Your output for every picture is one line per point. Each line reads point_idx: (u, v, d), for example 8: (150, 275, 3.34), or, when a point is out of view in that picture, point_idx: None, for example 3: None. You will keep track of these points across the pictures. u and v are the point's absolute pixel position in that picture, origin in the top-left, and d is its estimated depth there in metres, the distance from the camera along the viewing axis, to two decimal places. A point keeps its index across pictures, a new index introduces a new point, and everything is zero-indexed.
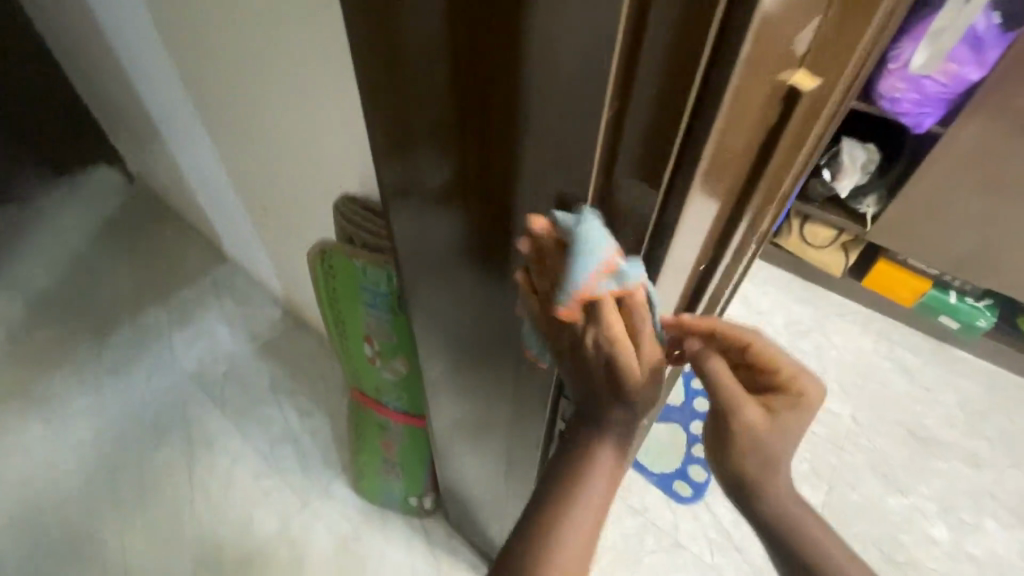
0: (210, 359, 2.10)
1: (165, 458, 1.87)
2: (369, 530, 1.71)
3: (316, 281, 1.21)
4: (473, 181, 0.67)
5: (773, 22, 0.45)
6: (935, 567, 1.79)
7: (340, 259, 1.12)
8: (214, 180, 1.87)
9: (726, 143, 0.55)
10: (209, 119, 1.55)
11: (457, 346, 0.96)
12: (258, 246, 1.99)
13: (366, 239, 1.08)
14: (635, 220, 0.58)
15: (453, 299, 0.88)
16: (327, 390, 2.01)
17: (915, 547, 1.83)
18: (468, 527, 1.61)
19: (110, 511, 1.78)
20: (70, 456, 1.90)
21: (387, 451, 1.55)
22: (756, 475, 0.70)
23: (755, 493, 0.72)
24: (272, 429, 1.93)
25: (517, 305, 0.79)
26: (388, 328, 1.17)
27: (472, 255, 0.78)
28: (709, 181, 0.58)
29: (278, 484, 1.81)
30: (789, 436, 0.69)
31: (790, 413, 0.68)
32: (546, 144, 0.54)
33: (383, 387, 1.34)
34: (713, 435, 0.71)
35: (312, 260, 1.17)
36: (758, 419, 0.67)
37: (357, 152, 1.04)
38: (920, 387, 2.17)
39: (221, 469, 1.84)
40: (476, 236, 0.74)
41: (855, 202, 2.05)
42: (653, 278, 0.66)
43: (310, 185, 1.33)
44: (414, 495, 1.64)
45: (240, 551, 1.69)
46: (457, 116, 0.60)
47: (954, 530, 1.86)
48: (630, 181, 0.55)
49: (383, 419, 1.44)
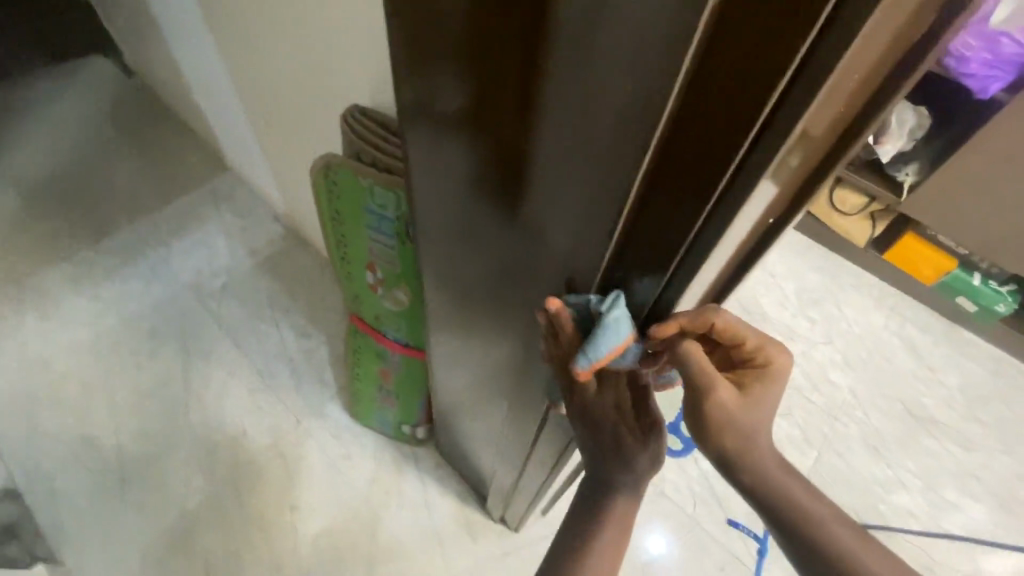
0: (207, 272, 2.05)
1: (162, 365, 1.87)
2: (361, 452, 1.73)
3: (318, 198, 1.12)
4: (500, 121, 0.58)
5: (883, 28, 0.37)
6: (909, 538, 1.83)
7: (346, 176, 1.02)
8: (213, 80, 1.73)
9: (814, 124, 0.44)
10: (208, 8, 1.40)
11: (460, 296, 0.93)
12: (259, 157, 1.89)
13: (377, 156, 0.99)
14: (669, 234, 0.53)
15: (462, 252, 0.83)
16: (326, 313, 1.97)
17: (891, 518, 1.86)
18: (458, 460, 1.62)
19: (106, 411, 1.79)
20: (66, 354, 1.89)
21: (384, 379, 1.52)
22: (737, 448, 0.72)
23: (738, 464, 0.73)
24: (268, 347, 1.91)
25: (527, 273, 0.74)
26: (394, 256, 1.10)
27: (485, 213, 0.72)
28: (780, 174, 0.48)
29: (272, 400, 1.81)
30: (759, 407, 0.71)
31: (757, 383, 0.70)
32: (595, 90, 0.45)
33: (384, 316, 1.29)
34: (690, 425, 0.73)
35: (316, 174, 1.07)
36: (731, 398, 0.69)
37: (367, 57, 0.92)
38: (925, 365, 2.13)
39: (217, 381, 1.84)
40: (492, 193, 0.68)
41: (894, 168, 1.93)
42: (677, 296, 0.60)
43: (315, 93, 1.22)
44: (407, 424, 1.64)
45: (233, 461, 1.71)
46: (488, 53, 0.53)
47: (932, 505, 1.88)
48: (672, 184, 0.48)
49: (382, 347, 1.41)
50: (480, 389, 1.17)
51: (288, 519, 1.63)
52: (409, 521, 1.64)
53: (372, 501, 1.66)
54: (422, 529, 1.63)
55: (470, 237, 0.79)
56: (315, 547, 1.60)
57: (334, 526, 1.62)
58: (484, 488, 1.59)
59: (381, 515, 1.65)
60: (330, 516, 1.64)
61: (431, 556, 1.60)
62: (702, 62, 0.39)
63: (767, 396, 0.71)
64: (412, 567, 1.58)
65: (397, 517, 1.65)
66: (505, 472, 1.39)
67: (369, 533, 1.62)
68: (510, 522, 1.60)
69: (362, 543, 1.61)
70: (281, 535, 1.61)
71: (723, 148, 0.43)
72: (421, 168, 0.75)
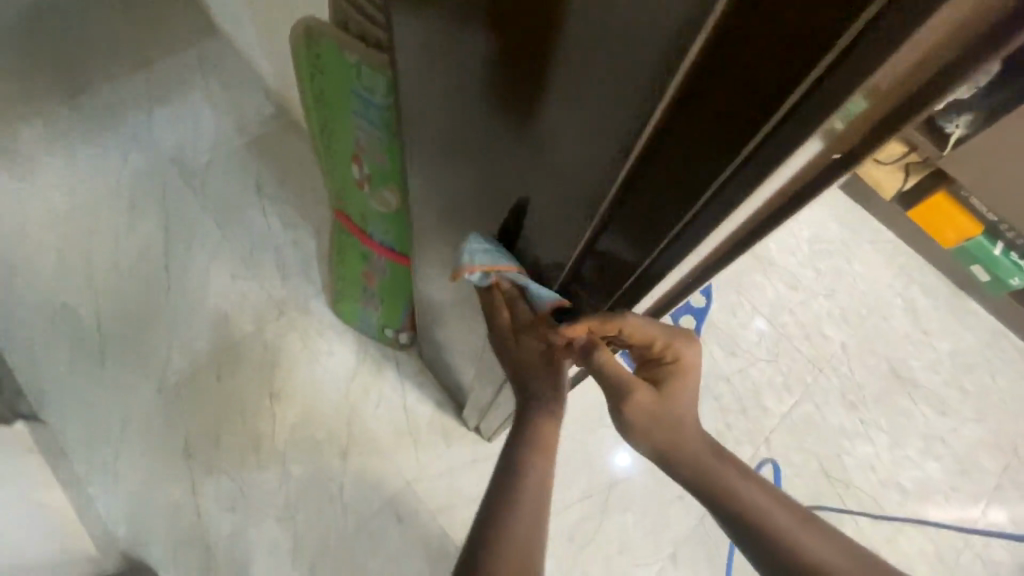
0: (192, 145, 1.91)
1: (142, 240, 1.80)
2: (343, 350, 1.72)
3: (299, 73, 0.99)
4: (504, 50, 0.51)
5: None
6: (866, 489, 1.86)
7: (330, 48, 0.88)
8: None
9: (875, 99, 0.35)
10: None
11: (452, 215, 0.87)
12: (247, 20, 1.68)
13: (367, 30, 0.85)
14: (666, 203, 0.46)
15: (454, 168, 0.76)
16: (316, 204, 1.87)
17: (854, 469, 1.88)
18: (439, 369, 1.62)
19: (85, 279, 1.74)
20: (42, 216, 1.81)
21: (369, 282, 1.46)
22: (665, 440, 0.81)
23: (673, 455, 0.83)
24: (253, 234, 1.83)
25: (519, 204, 0.68)
26: (381, 150, 0.98)
27: (481, 130, 0.64)
28: (809, 156, 0.40)
29: (256, 289, 1.77)
30: (678, 402, 0.79)
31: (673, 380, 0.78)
32: (605, 34, 0.38)
33: (370, 217, 1.20)
34: (623, 424, 0.82)
35: (296, 43, 0.93)
36: (647, 396, 0.78)
37: None
38: (920, 328, 2.09)
39: (199, 262, 1.78)
40: (490, 109, 0.60)
41: (945, 117, 1.73)
42: (666, 264, 0.55)
43: None
44: (390, 329, 1.62)
45: (213, 344, 1.70)
46: None
47: (896, 462, 1.91)
48: (684, 148, 0.41)
49: (368, 250, 1.33)
50: (465, 305, 1.12)
51: (265, 405, 1.64)
52: (386, 421, 1.67)
53: (351, 398, 1.68)
54: (398, 430, 1.66)
55: (464, 157, 0.72)
56: (291, 434, 1.62)
57: (312, 417, 1.65)
58: (461, 398, 1.61)
59: (359, 412, 1.67)
60: (308, 407, 1.66)
61: (404, 455, 1.64)
62: (739, 10, 0.31)
63: (681, 387, 0.79)
64: (384, 463, 1.62)
65: (374, 415, 1.67)
66: (483, 387, 1.39)
67: (346, 427, 1.65)
68: (485, 433, 1.63)
69: (338, 435, 1.63)
70: (258, 419, 1.62)
71: (737, 130, 0.36)
72: (419, 81, 0.68)
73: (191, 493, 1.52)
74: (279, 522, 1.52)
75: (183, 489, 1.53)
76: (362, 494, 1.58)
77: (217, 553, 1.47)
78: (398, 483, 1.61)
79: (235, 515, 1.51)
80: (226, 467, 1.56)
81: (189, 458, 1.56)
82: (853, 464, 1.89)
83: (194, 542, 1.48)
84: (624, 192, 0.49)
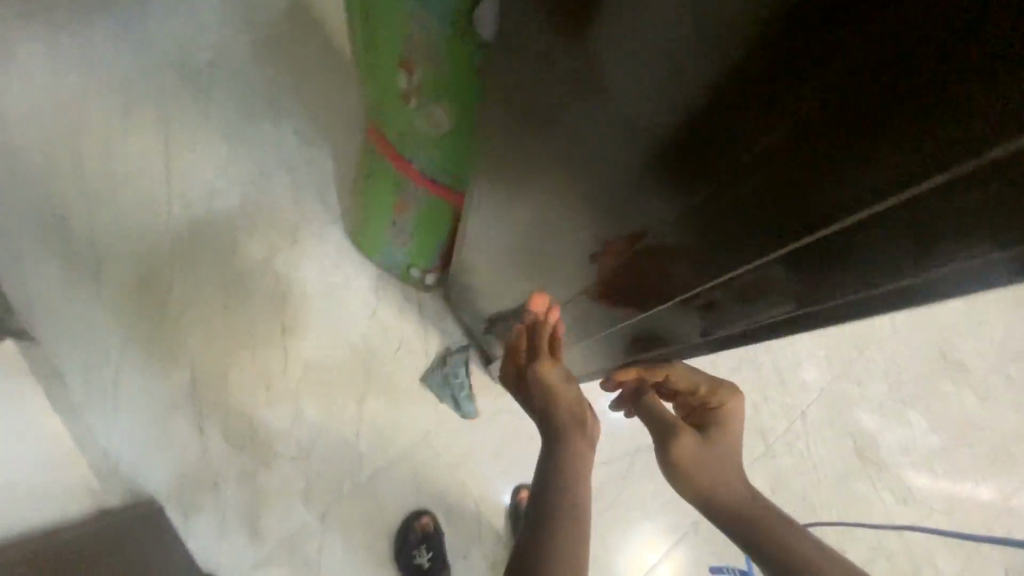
0: (195, 38, 1.66)
1: (139, 146, 1.59)
2: (361, 286, 1.58)
3: None
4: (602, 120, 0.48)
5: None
6: (900, 472, 1.77)
7: None
8: None
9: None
10: None
11: (525, 229, 0.84)
12: None
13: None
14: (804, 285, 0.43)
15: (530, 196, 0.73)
16: (334, 119, 1.65)
17: (888, 450, 1.78)
18: (466, 315, 1.50)
19: (73, 185, 1.54)
20: (22, 107, 1.57)
21: (399, 216, 1.30)
22: (709, 484, 0.76)
23: (718, 502, 0.75)
24: (264, 148, 1.62)
25: (612, 249, 0.64)
26: (443, 58, 0.80)
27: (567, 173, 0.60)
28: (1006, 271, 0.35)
29: (266, 211, 1.59)
30: (721, 445, 0.79)
31: (715, 425, 0.81)
32: (658, 41, 0.36)
33: (412, 139, 1.01)
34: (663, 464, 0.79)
35: None
36: (691, 435, 0.78)
37: None
38: (975, 309, 1.95)
39: (204, 176, 1.59)
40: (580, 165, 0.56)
41: None
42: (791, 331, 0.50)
43: None
44: (417, 268, 1.47)
45: (221, 268, 1.54)
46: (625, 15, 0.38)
47: (933, 446, 1.81)
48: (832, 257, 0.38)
49: (403, 181, 1.16)
50: (515, 257, 0.98)
51: (277, 339, 1.51)
52: (405, 365, 1.55)
53: (368, 339, 1.55)
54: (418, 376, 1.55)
55: (542, 190, 0.68)
56: (304, 371, 1.50)
57: (326, 355, 1.52)
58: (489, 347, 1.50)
59: (377, 354, 1.55)
60: (323, 344, 1.53)
61: (424, 402, 1.53)
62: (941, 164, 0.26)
63: (725, 435, 0.81)
64: (403, 409, 1.52)
65: (393, 359, 1.55)
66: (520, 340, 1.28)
67: (363, 369, 1.53)
68: None
69: (354, 377, 1.52)
70: (269, 353, 1.50)
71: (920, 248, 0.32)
72: (501, 108, 0.65)
73: (197, 427, 1.42)
74: (290, 463, 1.43)
75: (188, 422, 1.42)
76: (378, 440, 1.49)
77: (226, 490, 1.39)
78: (417, 431, 1.51)
79: (244, 452, 1.42)
80: (235, 401, 1.45)
81: (195, 390, 1.45)
82: (891, 444, 1.79)
83: (201, 477, 1.39)
84: (696, 202, 0.44)
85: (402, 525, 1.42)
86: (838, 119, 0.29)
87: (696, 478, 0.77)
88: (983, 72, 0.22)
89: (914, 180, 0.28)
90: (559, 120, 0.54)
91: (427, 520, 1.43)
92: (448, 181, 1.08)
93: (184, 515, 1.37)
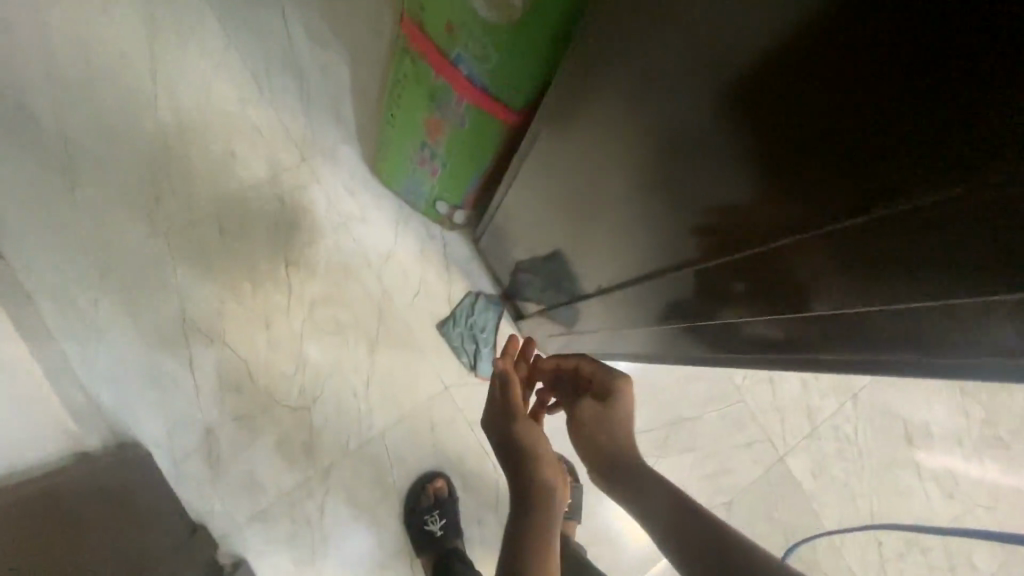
0: None
1: (116, 26, 1.31)
2: (377, 219, 1.37)
3: None
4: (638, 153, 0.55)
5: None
6: (951, 467, 1.60)
7: None
8: None
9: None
10: None
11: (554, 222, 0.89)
12: None
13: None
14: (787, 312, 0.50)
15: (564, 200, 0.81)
16: (352, 15, 1.37)
17: (941, 442, 1.61)
18: (495, 258, 1.33)
19: (36, 67, 1.28)
20: None
21: (432, 136, 1.06)
22: (606, 443, 1.03)
23: (620, 462, 1.01)
24: (268, 42, 1.35)
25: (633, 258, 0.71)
26: None
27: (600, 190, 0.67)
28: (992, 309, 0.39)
29: (270, 122, 1.36)
30: (616, 418, 1.03)
31: (613, 404, 1.02)
32: (686, 104, 0.44)
33: (464, 29, 0.77)
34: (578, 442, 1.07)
35: None
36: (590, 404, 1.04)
37: None
38: None
39: (197, 72, 1.33)
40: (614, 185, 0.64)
41: None
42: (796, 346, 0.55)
43: None
44: (446, 202, 1.26)
45: (216, 184, 1.32)
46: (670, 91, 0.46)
47: (991, 443, 1.63)
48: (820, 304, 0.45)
49: (445, 87, 0.90)
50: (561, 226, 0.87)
51: (280, 272, 1.32)
52: (424, 313, 1.37)
53: (384, 280, 1.36)
54: (438, 324, 1.37)
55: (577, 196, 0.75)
56: (311, 311, 1.32)
57: (335, 295, 1.33)
58: (519, 297, 1.34)
59: (393, 298, 1.36)
60: (332, 282, 1.34)
61: (443, 355, 1.37)
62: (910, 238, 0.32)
63: (618, 413, 1.03)
64: (418, 361, 1.35)
65: (411, 304, 1.36)
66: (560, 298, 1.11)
67: (376, 313, 1.34)
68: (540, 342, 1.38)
69: (366, 321, 1.34)
70: (271, 288, 1.31)
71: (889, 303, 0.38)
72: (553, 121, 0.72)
73: (189, 366, 1.25)
74: (292, 411, 1.28)
75: (179, 359, 1.25)
76: (390, 392, 1.33)
77: (221, 436, 1.25)
78: (435, 385, 1.35)
79: (242, 396, 1.26)
80: (231, 340, 1.28)
81: (186, 323, 1.27)
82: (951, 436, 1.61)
83: (194, 421, 1.24)
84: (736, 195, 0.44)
85: (414, 487, 1.29)
86: (876, 136, 0.30)
87: (598, 436, 1.04)
88: (964, 126, 0.25)
89: (874, 239, 0.35)
90: (601, 137, 0.61)
91: (442, 483, 1.29)
92: (502, 96, 0.85)
93: (174, 461, 1.22)
